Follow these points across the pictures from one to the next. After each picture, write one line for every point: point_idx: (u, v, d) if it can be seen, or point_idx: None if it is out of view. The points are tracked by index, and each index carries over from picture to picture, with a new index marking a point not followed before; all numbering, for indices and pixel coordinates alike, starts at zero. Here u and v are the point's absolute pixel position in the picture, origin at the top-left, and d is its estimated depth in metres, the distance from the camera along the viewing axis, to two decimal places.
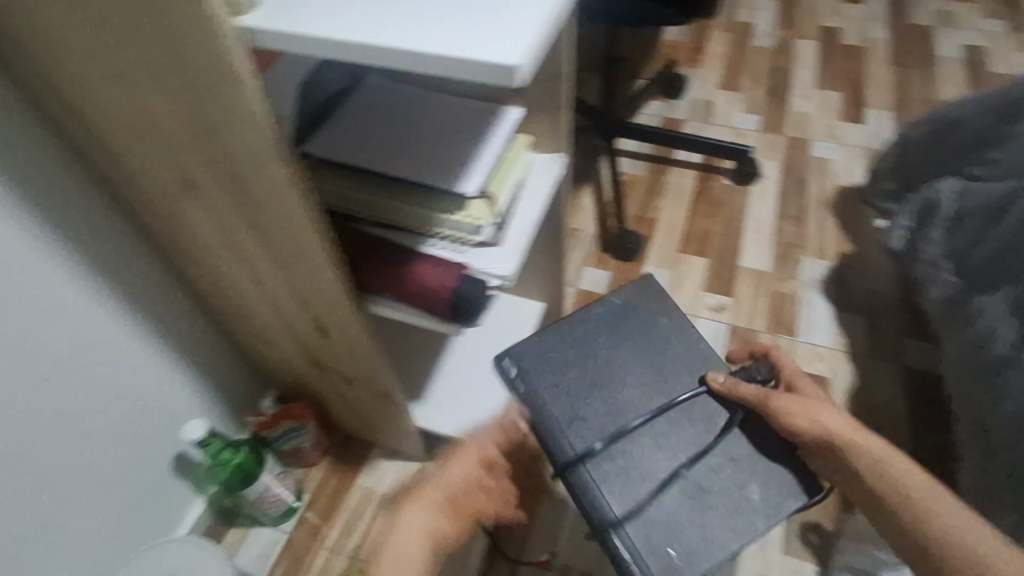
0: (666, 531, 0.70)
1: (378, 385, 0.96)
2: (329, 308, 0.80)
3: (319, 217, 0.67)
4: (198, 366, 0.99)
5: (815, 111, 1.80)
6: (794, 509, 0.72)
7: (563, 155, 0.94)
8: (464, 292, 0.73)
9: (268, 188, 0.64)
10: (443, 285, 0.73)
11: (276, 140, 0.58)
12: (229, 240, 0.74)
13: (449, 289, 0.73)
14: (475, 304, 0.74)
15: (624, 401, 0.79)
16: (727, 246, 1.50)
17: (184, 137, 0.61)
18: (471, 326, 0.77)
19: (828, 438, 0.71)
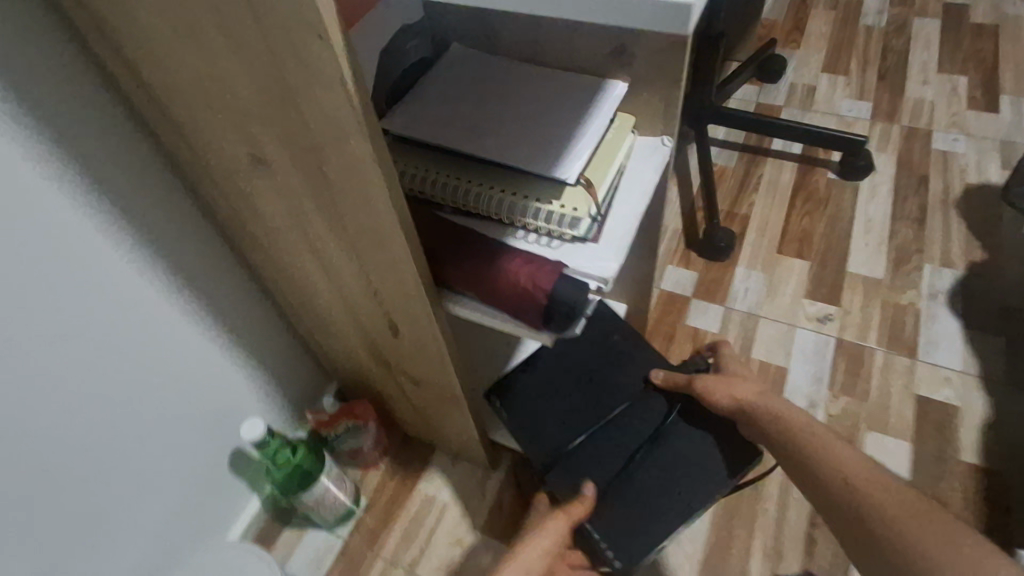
0: (628, 512, 0.81)
1: (448, 389, 0.87)
2: (402, 306, 0.71)
3: (400, 202, 0.58)
4: (259, 357, 0.93)
5: (936, 98, 1.58)
6: (728, 478, 0.81)
7: (670, 136, 0.80)
8: (562, 296, 0.61)
9: (347, 168, 0.55)
10: (537, 285, 0.61)
11: (359, 111, 0.49)
12: (298, 223, 0.66)
13: (545, 292, 0.61)
14: (575, 311, 0.61)
15: (592, 401, 0.90)
16: (832, 248, 1.33)
17: (253, 102, 0.53)
18: (567, 334, 0.65)
19: (738, 408, 0.81)
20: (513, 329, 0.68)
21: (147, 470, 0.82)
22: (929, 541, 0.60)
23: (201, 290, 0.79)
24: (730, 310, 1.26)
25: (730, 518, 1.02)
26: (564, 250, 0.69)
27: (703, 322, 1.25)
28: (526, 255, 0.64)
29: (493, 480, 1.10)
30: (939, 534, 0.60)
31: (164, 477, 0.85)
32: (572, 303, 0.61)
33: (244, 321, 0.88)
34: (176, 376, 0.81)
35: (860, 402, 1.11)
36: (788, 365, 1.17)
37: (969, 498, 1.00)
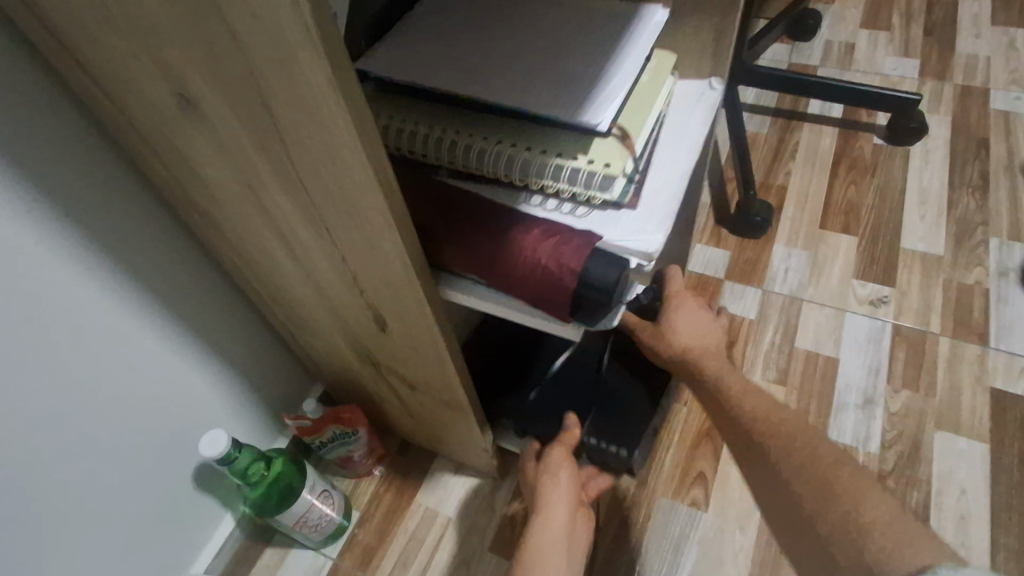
0: (616, 428, 0.83)
1: (450, 394, 0.73)
2: (389, 294, 0.56)
3: (381, 160, 0.43)
4: (225, 359, 0.78)
5: (992, 53, 1.41)
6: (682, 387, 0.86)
7: (719, 77, 0.64)
8: (595, 278, 0.45)
9: (304, 118, 0.39)
10: (563, 265, 0.46)
11: (315, 29, 0.33)
12: (249, 194, 0.51)
13: (574, 272, 0.46)
14: (613, 296, 0.46)
15: (548, 357, 0.86)
16: (883, 222, 1.17)
17: (165, 20, 0.37)
18: (600, 328, 0.50)
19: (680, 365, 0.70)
20: (529, 320, 0.53)
21: (91, 501, 0.67)
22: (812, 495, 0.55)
23: (146, 281, 0.64)
24: (769, 293, 1.11)
25: None
26: (593, 219, 0.54)
27: (739, 308, 1.10)
28: (547, 225, 0.49)
29: (504, 491, 0.96)
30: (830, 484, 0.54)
31: (115, 508, 0.70)
32: (610, 288, 0.45)
33: (205, 316, 0.73)
34: (120, 387, 0.66)
35: (924, 397, 0.97)
36: (839, 355, 1.02)
37: None
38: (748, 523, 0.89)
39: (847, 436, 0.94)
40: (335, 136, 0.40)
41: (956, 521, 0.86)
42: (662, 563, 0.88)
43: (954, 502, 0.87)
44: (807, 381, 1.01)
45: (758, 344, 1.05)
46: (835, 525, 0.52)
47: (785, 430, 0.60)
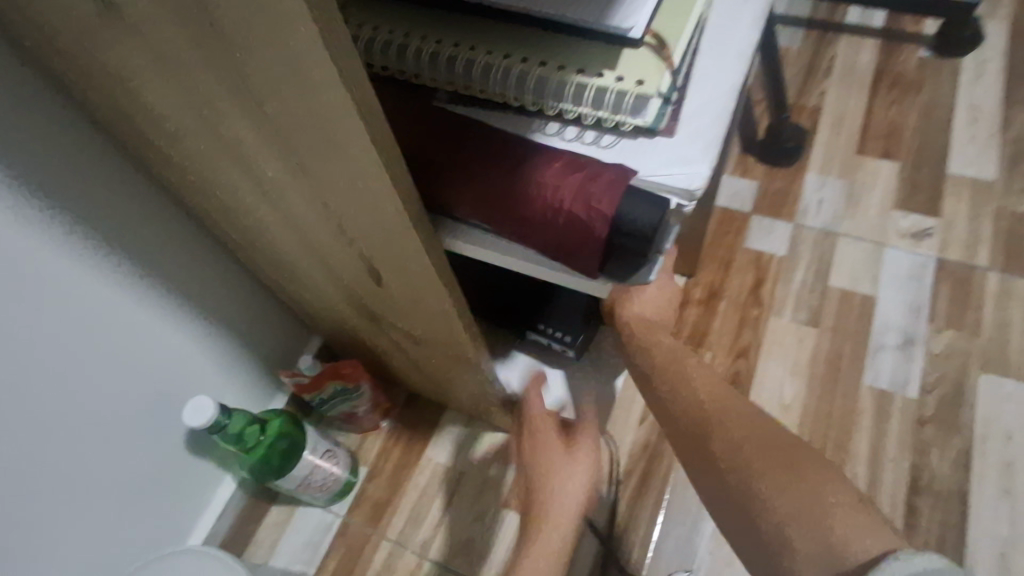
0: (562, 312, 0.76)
1: (458, 349, 0.66)
2: (383, 244, 0.48)
3: (362, 83, 0.34)
4: (209, 315, 0.71)
5: None
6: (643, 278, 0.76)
7: None
8: (633, 221, 0.37)
9: (259, 26, 0.30)
10: (593, 209, 0.37)
11: None
12: (205, 124, 0.42)
13: (604, 217, 0.37)
14: (653, 244, 0.38)
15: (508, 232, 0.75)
16: (928, 144, 1.06)
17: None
18: (635, 281, 0.42)
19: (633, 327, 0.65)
20: (547, 274, 0.46)
21: (73, 473, 0.62)
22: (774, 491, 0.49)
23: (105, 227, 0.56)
24: (800, 227, 1.02)
25: None
26: (622, 149, 0.45)
27: (767, 244, 1.01)
28: (571, 158, 0.40)
29: (517, 444, 0.91)
30: (791, 476, 0.49)
31: (102, 477, 0.65)
32: (650, 233, 0.37)
33: (180, 267, 0.65)
34: (89, 348, 0.59)
35: (970, 336, 0.89)
36: (876, 294, 0.94)
37: None
38: None
39: (884, 379, 0.88)
40: (298, 42, 0.30)
41: (1001, 468, 0.80)
42: (685, 515, 0.84)
43: (1000, 448, 0.82)
44: (842, 322, 0.93)
45: (789, 282, 0.97)
46: (796, 512, 0.48)
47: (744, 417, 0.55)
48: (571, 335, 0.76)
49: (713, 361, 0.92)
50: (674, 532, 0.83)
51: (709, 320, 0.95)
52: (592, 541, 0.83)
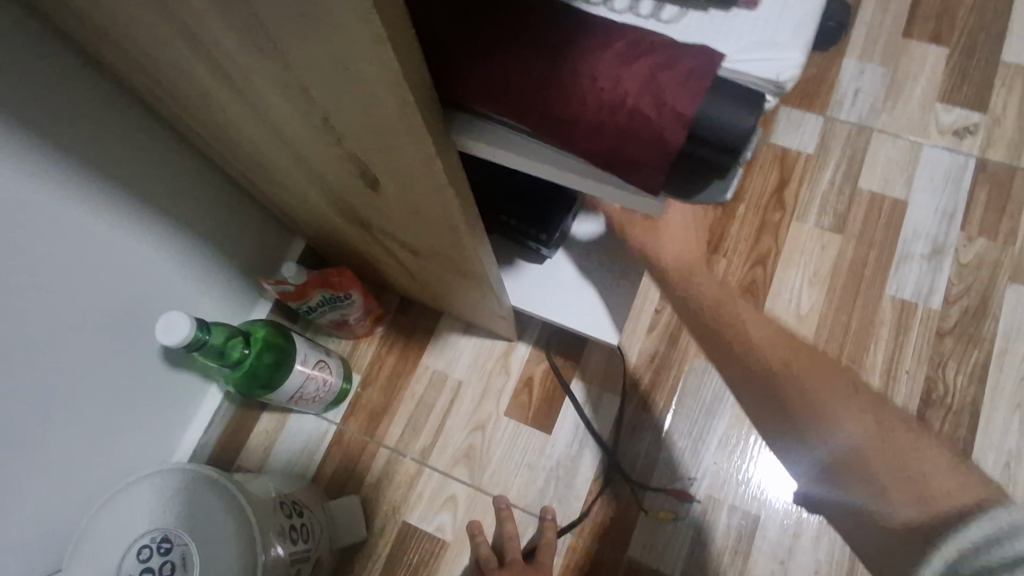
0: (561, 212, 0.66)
1: (462, 263, 0.59)
2: (377, 144, 0.39)
3: None
4: (173, 216, 0.63)
5: None
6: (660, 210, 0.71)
7: None
8: (720, 128, 0.29)
9: None
10: (669, 109, 0.29)
11: None
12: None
13: (683, 120, 0.29)
14: (736, 156, 0.30)
15: None
16: (983, 28, 0.94)
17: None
18: (698, 200, 0.34)
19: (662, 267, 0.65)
20: (588, 186, 0.38)
21: (32, 397, 0.55)
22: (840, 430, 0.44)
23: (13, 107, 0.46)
24: (833, 121, 0.92)
25: None
26: (686, 26, 0.35)
27: (796, 140, 0.91)
28: (631, 39, 0.31)
29: (519, 353, 0.86)
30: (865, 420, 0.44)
31: (67, 398, 0.59)
32: (734, 143, 0.29)
33: (119, 160, 0.55)
34: (26, 258, 0.51)
35: (1001, 246, 0.84)
36: (908, 198, 0.87)
37: None
38: None
39: (907, 290, 0.83)
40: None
41: (1017, 383, 0.78)
42: (691, 425, 0.82)
43: (1018, 362, 0.79)
44: (868, 228, 0.87)
45: (815, 184, 0.89)
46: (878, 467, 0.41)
47: (800, 358, 0.50)
48: (548, 234, 0.65)
49: (729, 268, 0.86)
50: (679, 441, 0.82)
51: (727, 224, 0.88)
52: (597, 451, 0.82)
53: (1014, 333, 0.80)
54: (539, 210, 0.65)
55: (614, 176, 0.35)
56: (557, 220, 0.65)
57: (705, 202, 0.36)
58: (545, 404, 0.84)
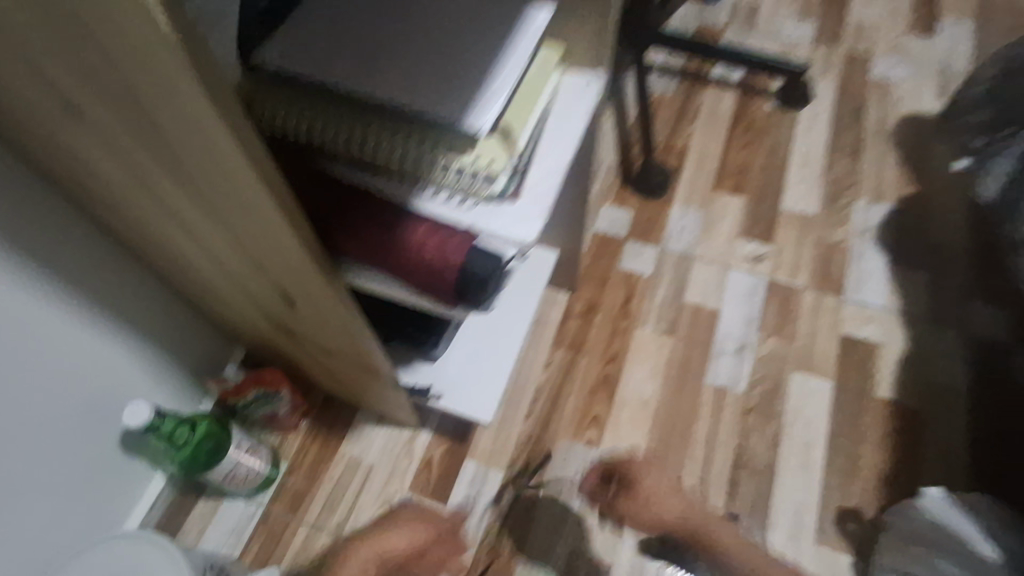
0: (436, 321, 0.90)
1: (360, 360, 0.80)
2: (289, 277, 0.62)
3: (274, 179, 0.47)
4: (144, 331, 0.82)
5: (879, 18, 1.50)
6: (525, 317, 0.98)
7: (602, 72, 0.69)
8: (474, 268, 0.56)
9: (194, 141, 0.43)
10: (448, 261, 0.56)
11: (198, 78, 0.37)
12: (146, 183, 0.53)
13: (456, 265, 0.56)
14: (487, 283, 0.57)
15: None
16: (769, 185, 1.28)
17: (29, 22, 0.38)
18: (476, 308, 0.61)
19: None
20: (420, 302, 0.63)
21: (17, 472, 0.70)
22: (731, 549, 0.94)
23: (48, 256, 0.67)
24: (665, 251, 1.21)
25: (660, 465, 1.01)
26: (478, 211, 0.60)
27: (638, 266, 1.20)
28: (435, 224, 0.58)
29: (421, 439, 1.04)
30: None
31: (44, 475, 0.74)
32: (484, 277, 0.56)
33: (113, 290, 0.76)
34: (35, 362, 0.69)
35: (787, 343, 1.11)
36: (720, 308, 1.15)
37: (884, 431, 1.02)
38: (633, 458, 1.02)
39: (721, 378, 1.08)
40: (224, 149, 0.43)
41: (800, 447, 1.02)
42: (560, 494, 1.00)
43: (801, 431, 1.03)
44: (692, 332, 1.13)
45: (653, 299, 1.16)
46: None
47: None
48: (431, 336, 0.89)
49: (588, 366, 1.10)
50: (550, 508, 1.00)
51: (587, 331, 1.13)
52: (483, 516, 0.99)
53: (799, 408, 1.05)
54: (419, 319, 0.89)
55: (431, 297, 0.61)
56: (435, 326, 0.89)
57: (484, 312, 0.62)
58: (441, 480, 1.02)
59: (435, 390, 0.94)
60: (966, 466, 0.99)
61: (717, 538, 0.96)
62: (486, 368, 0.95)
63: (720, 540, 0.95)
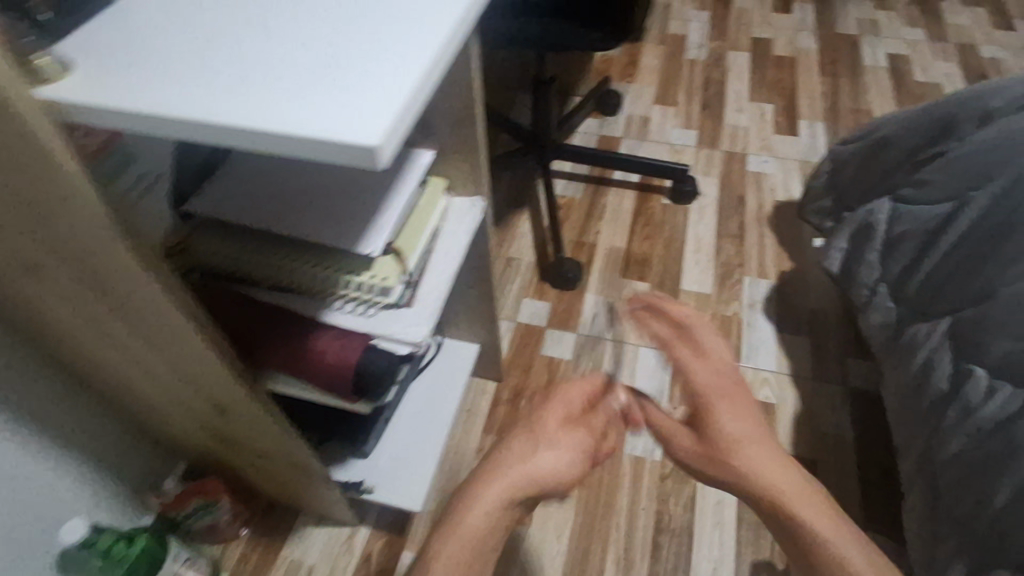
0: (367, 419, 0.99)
1: (292, 460, 0.86)
2: (217, 387, 0.69)
3: (190, 302, 0.57)
4: (87, 456, 0.86)
5: (748, 122, 1.76)
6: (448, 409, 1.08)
7: (481, 196, 0.84)
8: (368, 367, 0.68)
9: (124, 278, 0.53)
10: (346, 362, 0.67)
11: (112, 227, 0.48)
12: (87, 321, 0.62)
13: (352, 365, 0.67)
14: (382, 378, 0.68)
15: None
16: (669, 269, 1.45)
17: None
18: (375, 399, 0.71)
19: None
20: (329, 400, 0.73)
21: None
22: (850, 546, 0.64)
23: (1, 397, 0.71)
24: None
25: (587, 538, 1.07)
26: (380, 318, 0.71)
27: (558, 351, 1.31)
28: (335, 330, 0.70)
29: (360, 535, 1.09)
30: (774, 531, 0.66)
31: None
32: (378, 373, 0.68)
33: (63, 422, 0.80)
34: None
35: None
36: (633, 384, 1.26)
37: None
38: (563, 533, 1.08)
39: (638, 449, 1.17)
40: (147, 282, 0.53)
41: (714, 506, 1.10)
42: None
43: (714, 492, 1.12)
44: None
45: None
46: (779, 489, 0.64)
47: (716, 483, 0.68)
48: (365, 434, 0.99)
49: None
50: None
51: (514, 415, 1.22)
52: None
53: None
54: (354, 420, 0.98)
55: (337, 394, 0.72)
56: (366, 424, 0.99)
57: (385, 402, 0.73)
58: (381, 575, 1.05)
59: (368, 484, 1.00)
60: (859, 510, 1.09)
61: (817, 544, 0.65)
62: (416, 455, 1.03)
63: (802, 513, 0.65)
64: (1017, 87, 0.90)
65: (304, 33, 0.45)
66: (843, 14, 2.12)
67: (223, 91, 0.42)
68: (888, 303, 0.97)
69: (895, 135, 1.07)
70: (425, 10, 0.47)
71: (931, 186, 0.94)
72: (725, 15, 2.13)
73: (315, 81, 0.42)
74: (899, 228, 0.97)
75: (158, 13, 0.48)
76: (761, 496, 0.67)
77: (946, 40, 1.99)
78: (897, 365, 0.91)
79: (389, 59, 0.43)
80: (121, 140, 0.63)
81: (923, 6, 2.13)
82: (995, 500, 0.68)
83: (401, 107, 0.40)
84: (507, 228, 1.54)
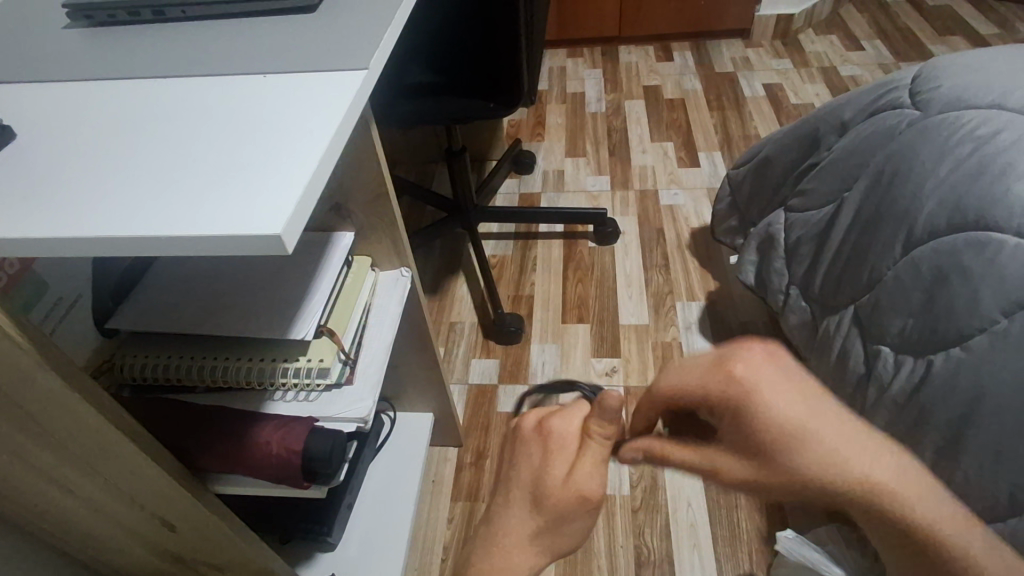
0: (329, 513, 0.97)
1: (252, 565, 0.81)
2: (161, 505, 0.66)
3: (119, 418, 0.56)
4: None
5: (653, 161, 1.89)
6: (412, 483, 1.07)
7: (405, 267, 0.87)
8: (314, 450, 0.68)
9: (49, 407, 0.52)
10: (289, 449, 0.67)
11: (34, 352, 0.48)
12: None
13: (297, 452, 0.67)
14: (331, 460, 0.68)
15: None
16: (605, 307, 1.50)
17: None
18: (326, 482, 0.71)
19: None
20: (280, 493, 0.72)
21: None
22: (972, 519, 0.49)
23: None
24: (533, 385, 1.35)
25: None
26: (322, 400, 0.73)
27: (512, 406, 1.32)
28: (278, 420, 0.70)
29: None
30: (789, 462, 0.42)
31: None
32: (324, 456, 0.68)
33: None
34: None
35: None
36: None
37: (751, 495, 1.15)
38: None
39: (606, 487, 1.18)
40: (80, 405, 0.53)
41: (687, 529, 1.11)
42: None
43: (685, 514, 1.13)
44: None
45: None
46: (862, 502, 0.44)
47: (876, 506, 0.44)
48: (328, 525, 0.96)
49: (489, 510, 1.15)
50: None
51: (479, 478, 1.20)
52: None
53: (679, 494, 1.16)
54: (318, 514, 0.97)
55: (287, 484, 0.71)
56: (330, 516, 0.97)
57: (338, 483, 0.73)
58: None
59: None
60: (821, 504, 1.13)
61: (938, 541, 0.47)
62: (384, 537, 1.01)
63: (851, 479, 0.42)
64: (861, 98, 1.03)
65: (202, 141, 0.48)
66: (719, 55, 2.34)
67: (132, 207, 0.44)
68: (801, 304, 1.05)
69: (775, 153, 1.19)
70: (319, 107, 0.51)
71: (812, 193, 1.04)
72: (615, 70, 2.32)
73: (219, 185, 0.45)
74: (795, 234, 1.07)
75: (64, 141, 0.50)
76: (849, 493, 0.43)
77: (809, 66, 2.23)
78: (820, 359, 0.97)
79: (284, 154, 0.46)
80: (32, 268, 0.63)
81: (785, 39, 2.39)
82: (922, 464, 0.74)
83: (301, 200, 0.43)
84: (445, 294, 1.57)
